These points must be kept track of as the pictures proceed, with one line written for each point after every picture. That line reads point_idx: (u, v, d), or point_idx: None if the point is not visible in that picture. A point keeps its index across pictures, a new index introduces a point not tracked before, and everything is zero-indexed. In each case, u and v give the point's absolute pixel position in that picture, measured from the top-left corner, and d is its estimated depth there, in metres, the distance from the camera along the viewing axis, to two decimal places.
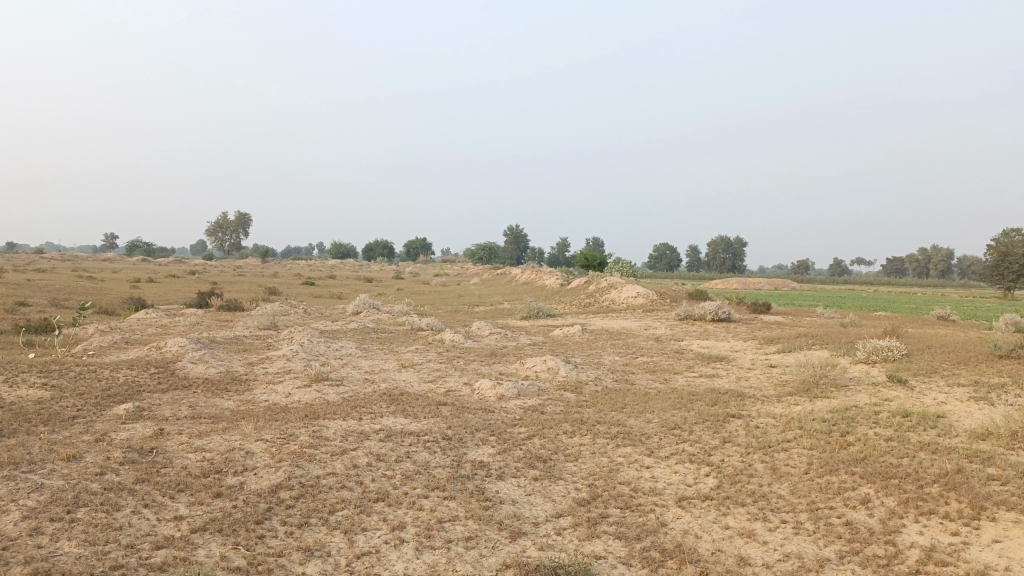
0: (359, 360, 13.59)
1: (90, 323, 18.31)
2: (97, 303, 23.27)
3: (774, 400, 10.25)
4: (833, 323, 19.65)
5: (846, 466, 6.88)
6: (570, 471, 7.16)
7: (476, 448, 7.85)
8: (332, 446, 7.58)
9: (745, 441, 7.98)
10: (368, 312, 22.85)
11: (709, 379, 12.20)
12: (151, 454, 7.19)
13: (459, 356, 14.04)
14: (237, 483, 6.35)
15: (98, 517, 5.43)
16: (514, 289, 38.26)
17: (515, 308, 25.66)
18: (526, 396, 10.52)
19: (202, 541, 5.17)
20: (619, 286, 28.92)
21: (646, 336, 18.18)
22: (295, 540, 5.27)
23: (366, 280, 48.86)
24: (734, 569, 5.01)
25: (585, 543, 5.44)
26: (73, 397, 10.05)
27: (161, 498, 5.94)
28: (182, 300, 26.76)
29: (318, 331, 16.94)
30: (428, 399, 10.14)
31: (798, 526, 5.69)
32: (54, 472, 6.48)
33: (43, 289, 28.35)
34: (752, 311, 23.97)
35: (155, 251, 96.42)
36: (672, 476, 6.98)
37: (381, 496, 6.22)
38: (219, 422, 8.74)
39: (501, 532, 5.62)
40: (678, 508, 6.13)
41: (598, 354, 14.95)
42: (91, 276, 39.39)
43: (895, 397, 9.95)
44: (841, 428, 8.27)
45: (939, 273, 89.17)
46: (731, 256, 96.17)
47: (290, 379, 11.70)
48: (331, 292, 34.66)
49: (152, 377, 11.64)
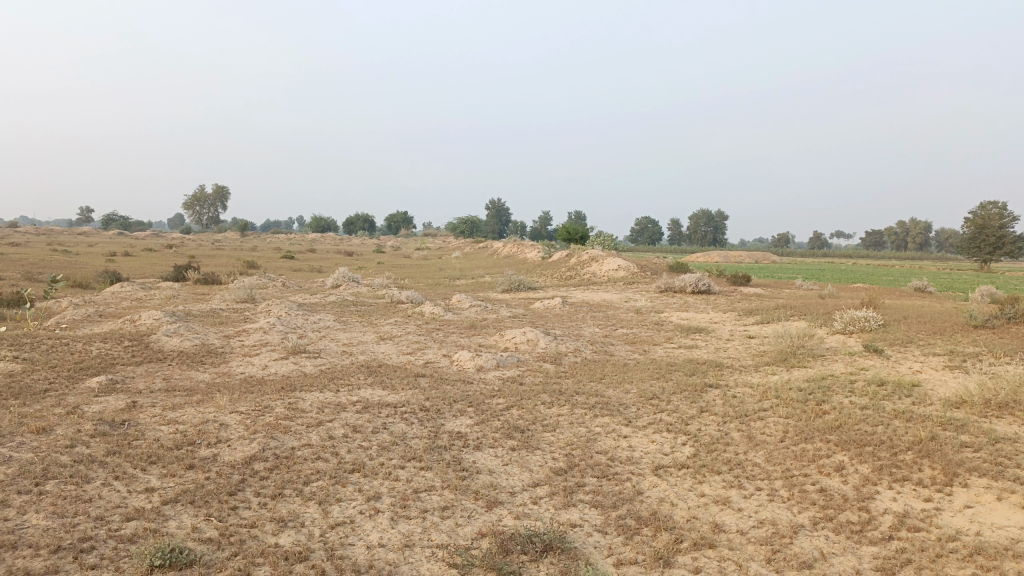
0: (338, 332, 13.49)
1: (64, 296, 18.01)
2: (71, 276, 22.90)
3: (751, 370, 10.29)
4: (812, 295, 19.77)
5: (821, 434, 6.91)
6: (547, 441, 7.14)
7: (453, 419, 7.81)
8: (308, 418, 7.51)
9: (722, 410, 8.00)
10: (347, 286, 22.67)
11: (688, 350, 12.23)
12: (123, 427, 7.08)
13: (439, 328, 13.98)
14: (210, 455, 6.27)
15: (67, 489, 5.33)
16: (496, 262, 38.16)
17: (496, 281, 25.58)
18: (505, 367, 10.49)
19: (173, 512, 5.10)
20: (600, 258, 28.91)
21: (626, 308, 18.21)
22: (269, 511, 5.21)
23: (346, 254, 48.57)
24: (709, 536, 5.03)
25: (562, 512, 5.43)
26: (45, 370, 9.89)
27: (132, 470, 5.85)
28: (159, 274, 26.39)
29: (296, 304, 16.78)
30: (406, 371, 10.08)
31: (773, 494, 5.71)
32: (23, 444, 6.36)
33: (16, 262, 27.87)
34: (732, 283, 24.08)
35: (132, 225, 95.13)
36: (650, 446, 6.98)
37: (357, 466, 6.18)
38: (194, 395, 8.64)
39: (478, 501, 5.60)
40: (655, 477, 6.14)
41: (578, 325, 14.93)
42: (65, 249, 38.77)
43: (871, 367, 10.02)
44: (817, 397, 8.32)
45: (917, 246, 90.06)
46: (712, 229, 96.52)
47: (267, 351, 11.59)
48: (311, 266, 34.35)
49: (126, 350, 11.47)
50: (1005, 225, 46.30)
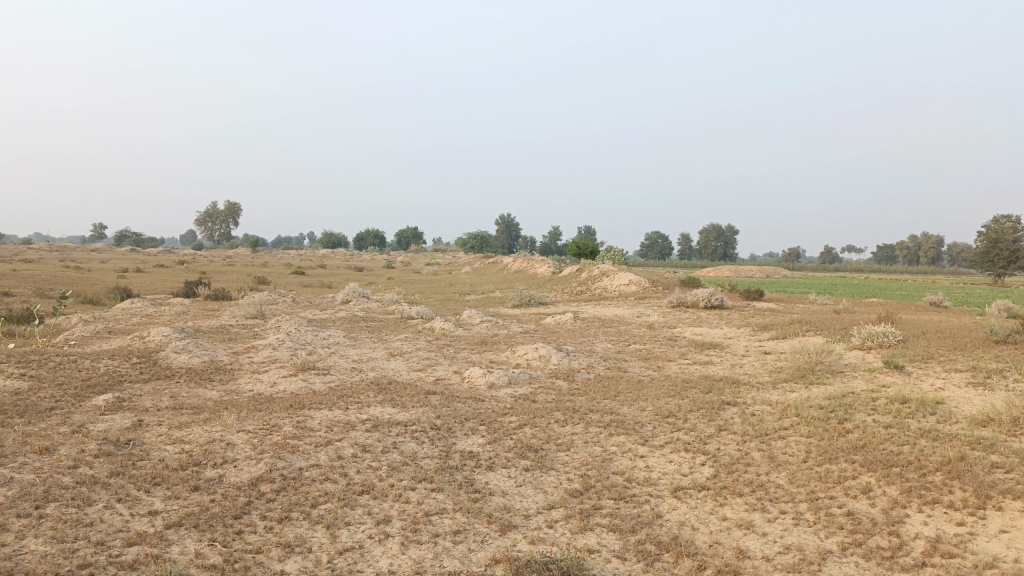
0: (347, 348, 13.34)
1: (73, 313, 17.92)
2: (82, 293, 22.88)
3: (769, 387, 10.06)
4: (826, 310, 19.49)
5: (845, 454, 6.68)
6: (562, 461, 6.95)
7: (465, 438, 7.62)
8: (316, 437, 7.34)
9: (741, 429, 7.77)
10: (357, 301, 22.55)
11: (703, 366, 12.00)
12: (128, 447, 6.93)
13: (450, 344, 13.80)
14: (216, 476, 6.11)
15: (69, 513, 5.17)
16: (505, 278, 38.04)
17: (506, 297, 25.43)
18: (516, 384, 10.30)
19: (177, 537, 4.93)
20: (611, 273, 28.71)
21: (638, 324, 17.97)
22: (276, 536, 5.04)
23: (357, 269, 48.51)
24: (734, 563, 4.81)
25: (578, 536, 5.23)
26: (51, 388, 9.77)
27: (136, 492, 5.69)
28: (170, 290, 26.37)
29: (305, 320, 16.66)
30: (417, 388, 9.91)
31: (798, 517, 5.49)
32: (26, 465, 6.22)
33: (29, 278, 27.98)
34: (745, 298, 23.83)
35: (145, 242, 95.60)
36: (668, 466, 6.77)
37: (366, 488, 6.00)
38: (201, 413, 8.48)
39: (491, 525, 5.41)
40: (674, 499, 5.93)
41: (590, 341, 14.73)
42: (77, 266, 38.91)
43: (892, 384, 9.78)
44: (839, 415, 8.09)
45: (929, 260, 89.35)
46: (722, 244, 96.15)
47: (276, 368, 11.44)
48: (321, 282, 34.26)
49: (135, 367, 11.36)
50: (1019, 239, 45.86)
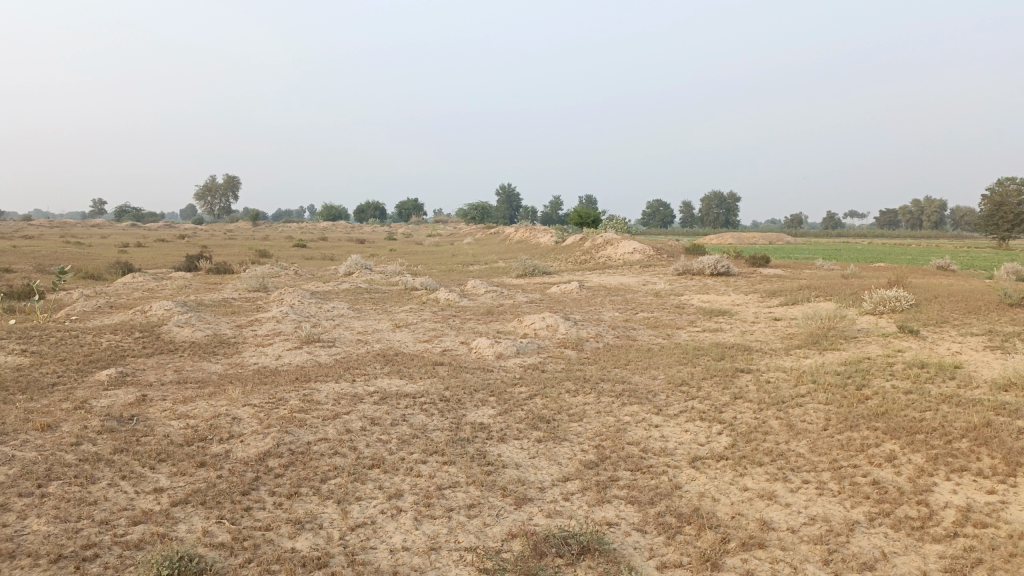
0: (351, 320, 13.17)
1: (74, 288, 17.74)
2: (83, 267, 22.70)
3: (783, 353, 9.89)
4: (834, 275, 19.27)
5: (866, 422, 6.52)
6: (575, 432, 6.79)
7: (475, 409, 7.46)
8: (324, 410, 7.19)
9: (757, 397, 7.60)
10: (360, 273, 22.31)
11: (714, 334, 11.82)
12: (132, 423, 6.78)
13: (455, 314, 13.63)
14: (223, 451, 5.96)
15: (72, 491, 5.02)
16: (507, 248, 37.76)
17: (510, 267, 25.18)
18: (525, 354, 10.13)
19: (184, 515, 4.79)
20: (615, 241, 28.44)
21: (644, 292, 17.77)
22: (285, 512, 4.90)
23: (357, 241, 48.17)
24: (758, 535, 4.67)
25: (596, 509, 5.08)
26: (53, 364, 9.61)
27: (141, 469, 5.54)
28: (172, 264, 26.17)
29: (309, 292, 16.46)
30: (424, 359, 9.75)
31: (822, 487, 5.34)
32: (27, 443, 6.06)
33: (28, 253, 27.86)
34: (751, 264, 23.61)
35: (144, 216, 95.06)
36: (684, 435, 6.61)
37: (376, 462, 5.84)
38: (206, 387, 8.33)
39: (506, 498, 5.26)
40: (693, 470, 5.77)
41: (598, 310, 14.54)
42: (78, 241, 38.69)
43: (908, 349, 9.60)
44: (856, 381, 7.92)
45: (932, 225, 88.82)
46: (725, 211, 95.60)
47: (280, 341, 11.28)
48: (323, 255, 34.00)
49: (137, 342, 11.19)
50: None
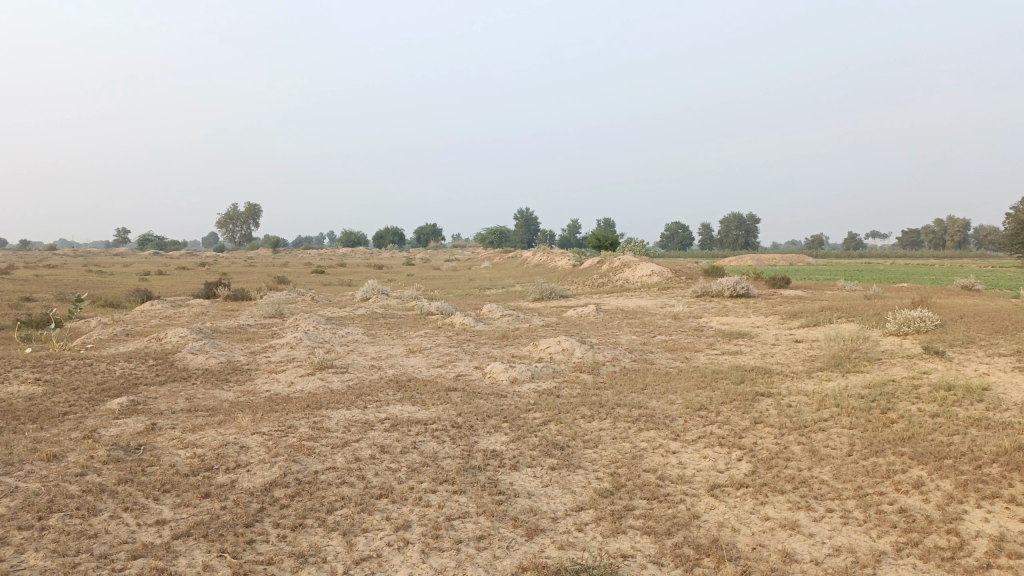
0: (366, 345, 13.07)
1: (92, 316, 17.83)
2: (103, 296, 22.86)
3: (804, 376, 9.64)
4: (856, 296, 18.91)
5: (892, 447, 6.27)
6: (589, 459, 6.60)
7: (488, 436, 7.29)
8: (334, 438, 7.06)
9: (778, 421, 7.37)
10: (377, 298, 22.25)
11: (733, 356, 11.58)
12: (138, 452, 6.68)
13: (470, 339, 13.50)
14: (229, 481, 5.84)
15: (72, 524, 4.91)
16: (524, 272, 37.64)
17: (527, 291, 25.03)
18: (540, 379, 9.95)
19: (184, 548, 4.66)
20: (633, 264, 28.24)
21: (663, 314, 17.53)
22: (289, 545, 4.75)
23: (376, 267, 48.30)
24: (781, 567, 4.45)
25: (610, 540, 4.89)
26: (66, 392, 9.57)
27: (144, 500, 5.43)
28: (191, 291, 26.33)
29: (324, 318, 16.40)
30: (437, 385, 9.61)
31: (847, 516, 5.12)
32: (32, 473, 5.97)
33: (50, 283, 28.20)
34: (771, 286, 23.30)
35: (166, 245, 96.06)
36: (702, 462, 6.40)
37: (384, 491, 5.69)
38: (216, 415, 8.23)
39: (517, 529, 5.08)
40: (711, 498, 5.56)
41: (614, 333, 14.35)
42: (99, 270, 39.10)
43: (934, 370, 9.30)
44: (881, 404, 7.67)
45: (955, 244, 87.65)
46: (743, 233, 94.98)
47: (293, 367, 11.19)
48: (341, 280, 34.02)
49: (151, 370, 11.15)
50: None
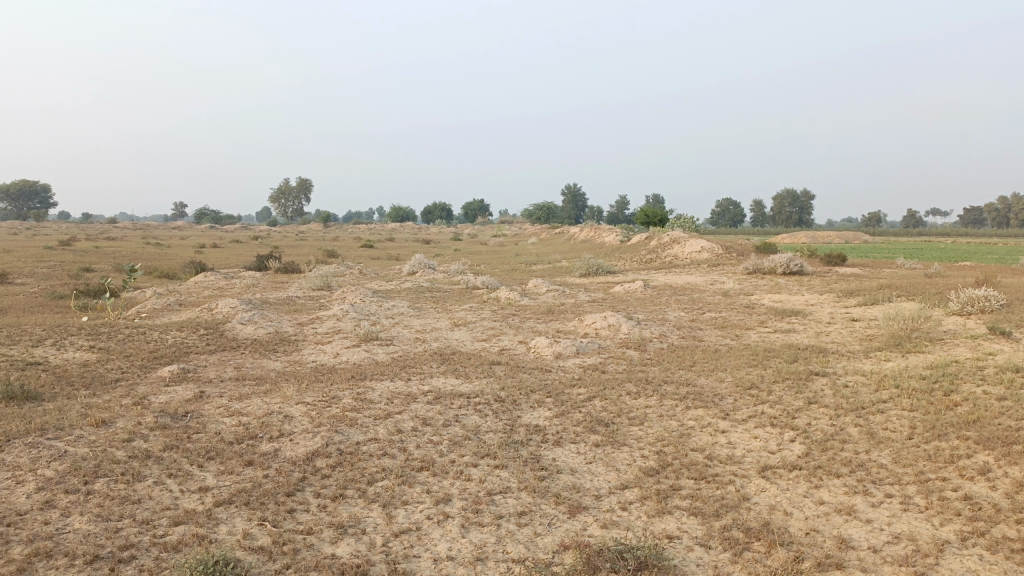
0: (411, 318, 13.07)
1: (147, 286, 18.26)
2: (159, 267, 23.41)
3: (861, 356, 9.27)
4: (916, 275, 18.19)
5: (956, 430, 5.96)
6: (635, 436, 6.43)
7: (531, 411, 7.18)
8: (376, 409, 7.03)
9: (833, 402, 7.09)
10: (423, 272, 22.25)
11: (786, 335, 11.23)
12: (185, 420, 6.75)
13: (515, 313, 13.39)
14: (271, 450, 5.84)
15: (117, 489, 4.97)
16: (570, 248, 37.36)
17: (573, 266, 24.77)
18: (585, 354, 9.78)
19: (226, 516, 4.66)
20: (682, 240, 27.72)
21: (712, 291, 17.15)
22: (329, 515, 4.71)
23: (422, 241, 48.43)
24: (836, 554, 4.24)
25: (655, 520, 4.73)
26: (119, 360, 9.76)
27: (188, 467, 5.46)
28: (243, 263, 26.81)
29: (371, 291, 16.44)
30: (481, 358, 9.53)
31: (907, 502, 4.86)
32: (81, 438, 6.07)
33: (108, 254, 29.01)
34: (826, 263, 22.63)
35: (221, 218, 98.08)
36: (752, 442, 6.18)
37: (425, 464, 5.62)
38: (262, 384, 8.30)
39: (559, 506, 4.96)
40: (762, 480, 5.35)
41: (663, 310, 14.08)
42: (156, 241, 40.13)
43: (1000, 351, 8.86)
44: (943, 386, 7.32)
45: (1021, 223, 84.11)
46: (797, 209, 92.63)
47: (339, 338, 11.23)
48: (389, 254, 34.21)
49: (201, 339, 11.31)
50: None
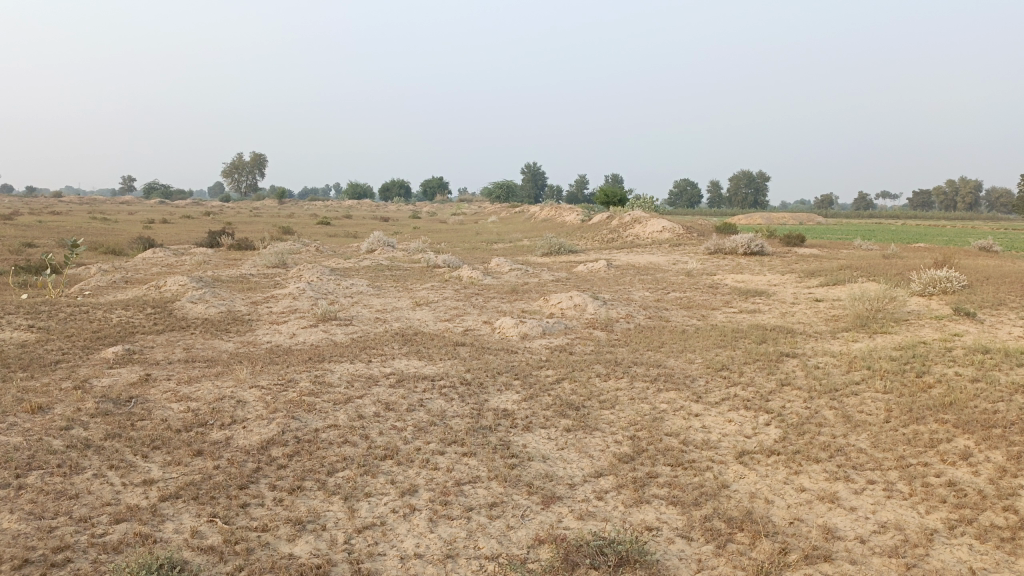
0: (371, 298, 12.65)
1: (92, 262, 17.45)
2: (105, 243, 22.49)
3: (829, 337, 9.19)
4: (874, 256, 18.34)
5: (933, 414, 5.85)
6: (607, 421, 6.20)
7: (498, 394, 6.91)
8: (336, 393, 6.68)
9: (806, 384, 6.96)
10: (382, 250, 21.72)
11: (752, 315, 11.14)
12: (129, 405, 6.31)
13: (479, 293, 13.08)
14: (222, 439, 5.46)
15: (51, 483, 4.56)
16: (531, 226, 37.03)
17: (534, 245, 24.46)
18: (551, 335, 9.53)
19: (173, 512, 4.30)
20: (643, 220, 27.63)
21: (675, 271, 17.03)
22: (286, 510, 4.38)
23: (380, 219, 47.67)
24: (823, 546, 4.06)
25: (634, 511, 4.50)
26: (59, 340, 9.19)
27: (131, 458, 5.06)
28: (194, 240, 25.89)
29: (328, 269, 15.94)
30: (445, 339, 9.21)
31: (891, 489, 4.72)
32: (13, 426, 5.61)
33: (50, 230, 27.73)
34: (786, 244, 22.75)
35: (172, 194, 95.44)
36: (727, 427, 6.00)
37: (389, 452, 5.31)
38: (214, 367, 7.86)
39: (532, 497, 4.70)
40: (741, 466, 5.17)
41: (627, 289, 13.92)
42: (103, 217, 38.77)
43: (966, 332, 8.85)
44: (914, 367, 7.24)
45: (967, 206, 86.19)
46: (753, 190, 93.63)
47: (296, 318, 10.80)
48: (346, 232, 33.46)
49: (149, 318, 10.77)
50: None
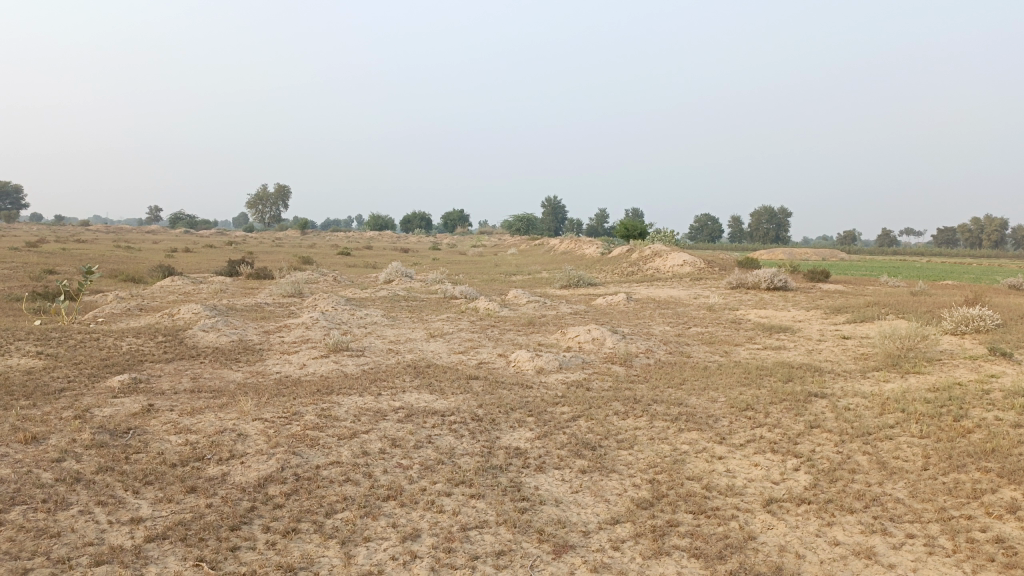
0: (385, 328, 12.42)
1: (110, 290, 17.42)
2: (125, 270, 22.52)
3: (859, 376, 8.78)
4: (902, 292, 17.86)
5: (975, 462, 5.45)
6: (624, 462, 5.87)
7: (511, 432, 6.59)
8: (341, 428, 6.40)
9: (836, 427, 6.58)
10: (400, 281, 21.54)
11: (776, 352, 10.75)
12: (126, 437, 6.08)
13: (494, 325, 12.82)
14: (219, 475, 5.20)
15: (34, 520, 4.31)
16: (551, 259, 36.77)
17: (553, 278, 24.17)
18: (568, 370, 9.21)
19: (158, 554, 4.02)
20: (664, 253, 27.29)
21: (697, 306, 16.66)
22: (278, 555, 4.09)
23: (399, 250, 47.66)
24: None
25: (652, 563, 4.16)
26: (66, 367, 9.03)
27: (122, 494, 4.81)
28: (214, 268, 25.90)
29: (343, 298, 15.75)
30: (458, 372, 8.92)
31: (933, 544, 4.34)
32: (4, 457, 5.39)
33: (73, 257, 27.92)
34: (810, 279, 22.32)
35: (196, 223, 96.57)
36: (753, 471, 5.64)
37: (393, 493, 5.01)
38: (219, 397, 7.63)
39: (543, 545, 4.37)
40: (768, 516, 4.81)
41: (647, 323, 13.57)
42: (128, 245, 39.10)
43: (1004, 374, 8.42)
44: (952, 410, 6.83)
45: (993, 243, 84.90)
46: (775, 226, 92.98)
47: (307, 348, 10.56)
48: (365, 262, 33.36)
49: (159, 346, 10.60)
50: None
